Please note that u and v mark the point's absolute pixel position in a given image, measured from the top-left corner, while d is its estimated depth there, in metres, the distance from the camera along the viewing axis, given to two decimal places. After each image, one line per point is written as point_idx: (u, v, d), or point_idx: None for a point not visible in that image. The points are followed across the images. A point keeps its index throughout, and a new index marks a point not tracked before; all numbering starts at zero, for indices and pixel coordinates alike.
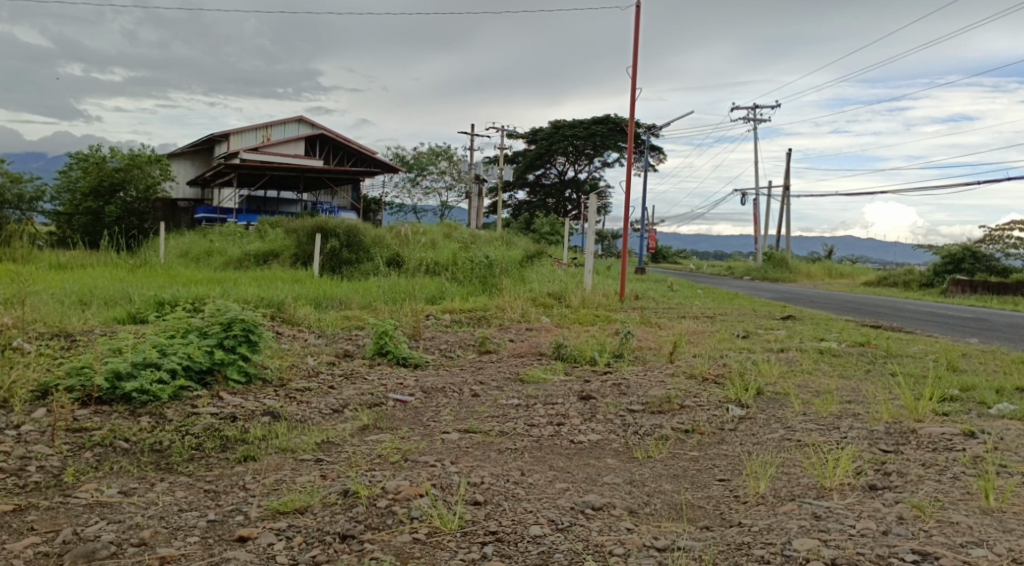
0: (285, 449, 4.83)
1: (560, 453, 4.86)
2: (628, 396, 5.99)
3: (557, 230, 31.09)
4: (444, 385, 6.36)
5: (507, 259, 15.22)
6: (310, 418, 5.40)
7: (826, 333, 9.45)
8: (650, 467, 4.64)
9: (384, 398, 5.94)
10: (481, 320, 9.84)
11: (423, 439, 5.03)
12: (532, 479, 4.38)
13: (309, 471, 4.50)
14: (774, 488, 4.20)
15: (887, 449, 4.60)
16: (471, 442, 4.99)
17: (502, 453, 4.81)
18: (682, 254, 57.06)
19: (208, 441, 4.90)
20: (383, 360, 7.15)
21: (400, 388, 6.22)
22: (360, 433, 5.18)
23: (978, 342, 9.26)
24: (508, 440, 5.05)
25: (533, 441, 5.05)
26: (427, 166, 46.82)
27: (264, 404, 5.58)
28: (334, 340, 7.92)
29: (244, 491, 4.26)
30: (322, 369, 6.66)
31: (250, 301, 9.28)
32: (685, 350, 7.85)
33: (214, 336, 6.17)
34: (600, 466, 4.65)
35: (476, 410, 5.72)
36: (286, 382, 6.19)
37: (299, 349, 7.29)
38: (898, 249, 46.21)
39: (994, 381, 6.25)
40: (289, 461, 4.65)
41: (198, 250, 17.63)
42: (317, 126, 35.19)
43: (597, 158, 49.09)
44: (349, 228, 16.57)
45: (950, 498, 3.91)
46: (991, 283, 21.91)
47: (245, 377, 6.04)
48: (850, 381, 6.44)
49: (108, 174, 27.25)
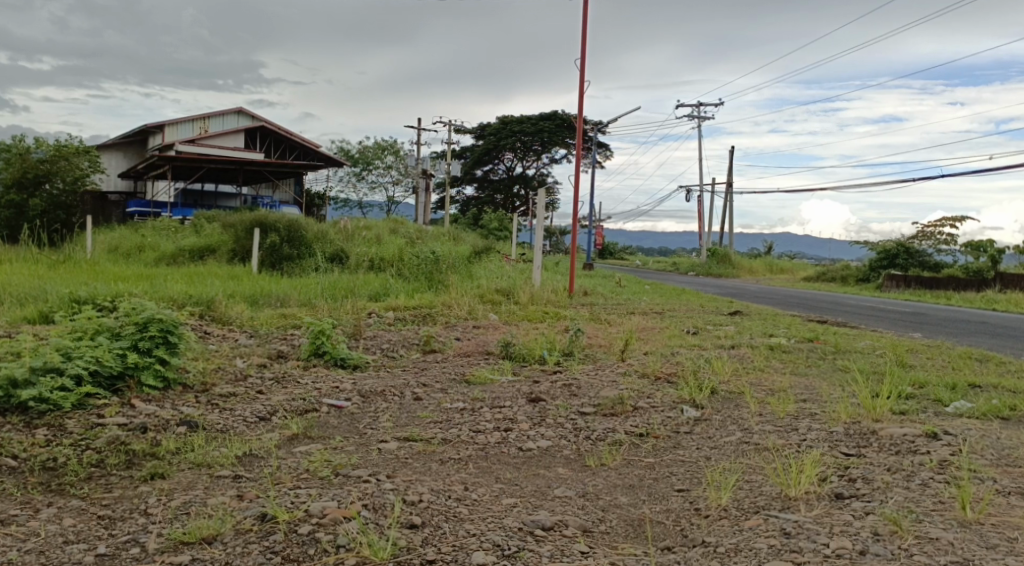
0: (200, 464, 4.54)
1: (507, 462, 4.67)
2: (578, 397, 5.82)
3: (505, 225, 30.91)
4: (385, 388, 6.11)
5: (454, 255, 14.97)
6: (232, 428, 5.12)
7: (775, 329, 9.45)
8: (602, 478, 4.47)
9: (317, 403, 5.67)
10: (427, 318, 9.59)
11: (357, 449, 4.79)
12: (477, 495, 4.18)
13: (227, 490, 4.22)
14: (735, 500, 4.06)
15: (849, 453, 4.51)
16: (411, 452, 4.77)
17: (444, 464, 4.60)
18: (629, 251, 57.62)
19: (110, 456, 4.60)
20: (320, 361, 6.87)
21: (337, 393, 5.95)
22: (288, 445, 4.90)
23: (922, 337, 9.38)
24: (450, 449, 4.84)
25: (478, 450, 4.84)
26: (373, 161, 46.25)
27: (180, 413, 5.27)
28: (268, 341, 7.59)
29: (145, 517, 3.96)
30: (251, 373, 6.35)
31: (178, 299, 8.89)
32: (636, 348, 7.74)
33: (128, 337, 5.83)
34: (550, 477, 4.47)
35: (418, 415, 5.49)
36: (208, 387, 5.88)
37: (228, 351, 6.97)
38: (836, 245, 47.36)
39: (947, 377, 6.25)
40: (204, 478, 4.37)
41: (130, 245, 16.98)
42: (257, 119, 34.44)
43: (545, 154, 49.14)
44: (290, 221, 16.11)
45: (923, 508, 3.82)
46: (924, 278, 22.47)
47: (162, 382, 5.71)
48: (804, 378, 6.38)
49: (32, 166, 26.25)
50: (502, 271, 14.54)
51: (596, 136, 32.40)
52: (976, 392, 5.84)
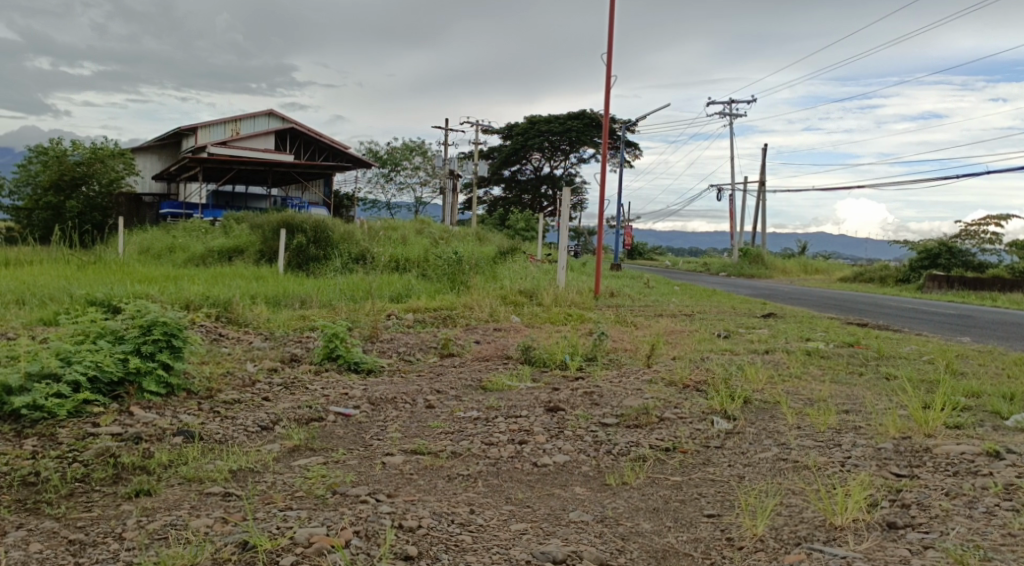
0: (191, 479, 4.41)
1: (520, 480, 4.48)
2: (600, 407, 5.61)
3: (533, 225, 30.71)
4: (396, 395, 5.95)
5: (478, 256, 14.80)
6: (231, 438, 5.00)
7: (812, 332, 9.14)
8: (622, 499, 4.26)
9: (324, 412, 5.52)
10: (447, 320, 9.43)
11: (361, 464, 4.64)
12: (483, 519, 3.99)
13: (213, 510, 4.05)
14: (773, 530, 3.83)
15: (900, 474, 4.26)
16: (417, 468, 4.60)
17: (452, 481, 4.43)
18: (657, 250, 57.25)
19: (98, 470, 4.49)
20: (333, 365, 6.73)
21: (345, 400, 5.80)
22: (288, 457, 4.76)
23: (970, 341, 8.99)
24: (458, 463, 4.67)
25: (489, 465, 4.67)
26: (401, 161, 46.32)
27: (179, 422, 5.17)
28: (282, 343, 7.48)
29: (118, 542, 3.78)
30: (259, 378, 6.24)
31: (196, 301, 8.83)
32: (664, 352, 7.51)
33: (131, 341, 5.73)
34: (565, 498, 4.28)
35: (428, 425, 5.32)
36: (212, 393, 5.77)
37: (240, 354, 6.89)
38: (872, 246, 46.64)
39: (1001, 386, 5.95)
40: (192, 495, 4.22)
41: (160, 246, 17.08)
42: (287, 121, 34.61)
43: (573, 154, 48.89)
44: (316, 222, 16.07)
45: (990, 542, 3.55)
46: (968, 279, 21.87)
47: (165, 388, 5.62)
48: (845, 387, 6.11)
49: (68, 169, 26.70)
50: (527, 272, 14.34)
51: (626, 135, 32.02)
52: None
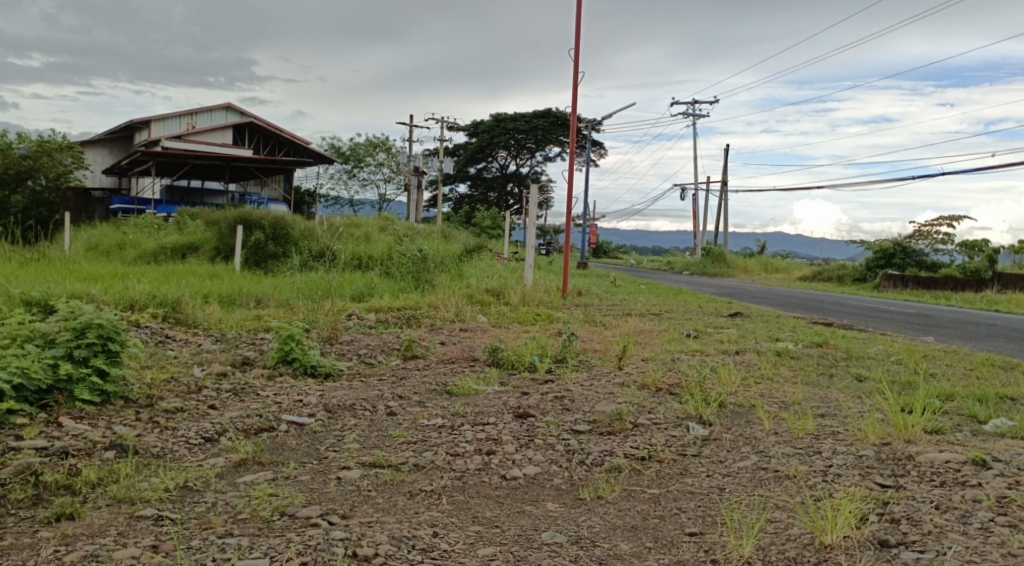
0: (121, 500, 4.18)
1: (488, 496, 4.32)
2: (571, 413, 5.46)
3: (498, 223, 30.57)
4: (355, 401, 5.75)
5: (444, 254, 14.62)
6: (170, 452, 4.77)
7: (779, 332, 9.11)
8: (597, 516, 4.11)
9: (276, 421, 5.31)
10: (410, 320, 9.23)
11: (317, 480, 4.45)
12: (448, 544, 3.80)
13: (143, 538, 3.81)
14: (760, 550, 3.68)
15: (885, 484, 4.18)
16: (375, 483, 4.41)
17: (414, 499, 4.25)
18: (622, 250, 57.48)
19: (17, 490, 4.24)
20: (288, 369, 6.51)
21: (300, 408, 5.58)
22: (234, 473, 4.55)
23: (935, 342, 9.02)
24: (421, 478, 4.49)
25: (455, 479, 4.49)
26: (364, 158, 45.85)
27: (112, 434, 4.93)
28: (234, 346, 7.23)
29: None
30: (206, 384, 6.00)
31: (142, 300, 8.53)
32: (634, 353, 7.40)
33: (63, 345, 5.47)
34: (536, 516, 4.12)
35: (389, 434, 5.13)
36: (152, 401, 5.53)
37: (187, 357, 6.65)
38: (827, 247, 47.58)
39: (973, 388, 5.96)
40: (122, 519, 3.98)
41: (110, 243, 16.62)
42: (246, 115, 34.03)
43: (538, 152, 48.86)
44: (276, 218, 15.73)
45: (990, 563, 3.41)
46: (921, 278, 22.22)
47: (99, 396, 5.37)
48: (819, 389, 6.05)
49: (13, 163, 25.94)
50: (492, 271, 14.18)
51: (591, 134, 32.01)
52: (1010, 406, 5.54)
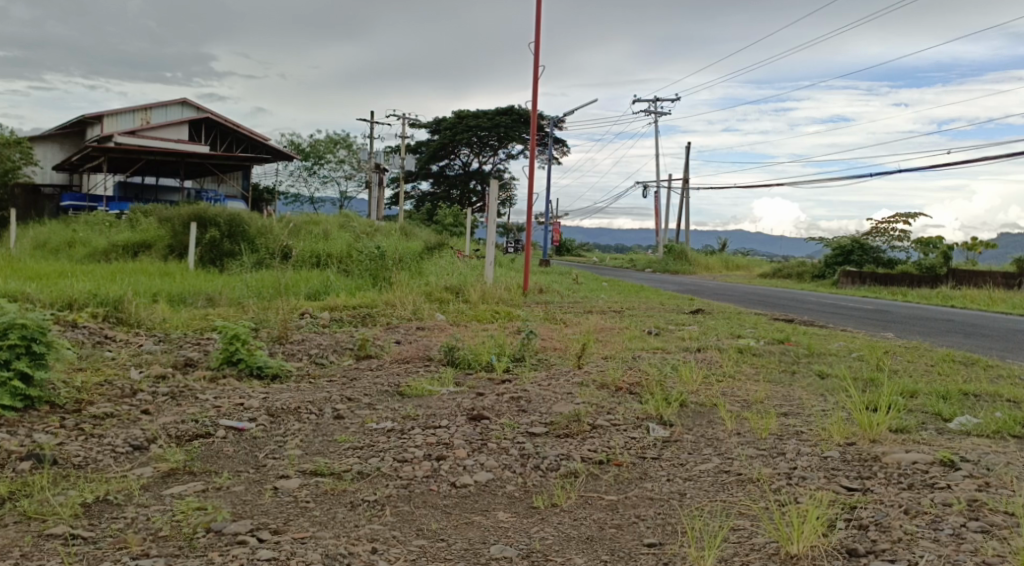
0: (30, 516, 3.98)
1: (435, 506, 4.17)
2: (528, 414, 5.35)
3: (460, 220, 30.38)
4: (300, 404, 5.57)
5: (403, 252, 14.42)
6: (93, 462, 4.57)
7: (741, 329, 9.08)
8: (551, 527, 3.98)
9: (213, 426, 5.12)
10: (366, 319, 9.04)
11: (253, 492, 4.27)
12: (388, 561, 3.65)
13: (49, 560, 3.62)
14: (721, 562, 3.58)
15: (852, 488, 4.12)
16: (315, 494, 4.25)
17: (356, 510, 4.10)
18: (586, 249, 57.62)
19: None
20: (232, 370, 6.31)
21: (240, 412, 5.39)
22: (160, 484, 4.36)
23: (896, 337, 9.05)
24: (364, 487, 4.34)
25: (401, 488, 4.34)
26: (324, 154, 45.32)
27: (31, 443, 4.71)
28: (178, 346, 7.00)
29: None
30: (142, 387, 5.80)
31: (83, 299, 8.25)
32: (594, 352, 7.30)
33: None
34: (486, 527, 3.98)
35: (335, 439, 4.97)
36: (80, 407, 5.32)
37: (126, 359, 6.45)
38: (787, 245, 48.19)
39: (935, 385, 5.96)
40: (28, 538, 3.78)
41: (57, 241, 16.17)
42: (202, 110, 33.43)
43: (501, 149, 48.71)
44: (232, 215, 15.39)
45: None
46: (879, 274, 22.52)
47: (22, 401, 5.16)
48: (781, 387, 6.00)
49: None
50: (453, 268, 14.02)
51: (553, 131, 31.94)
52: (973, 403, 5.55)
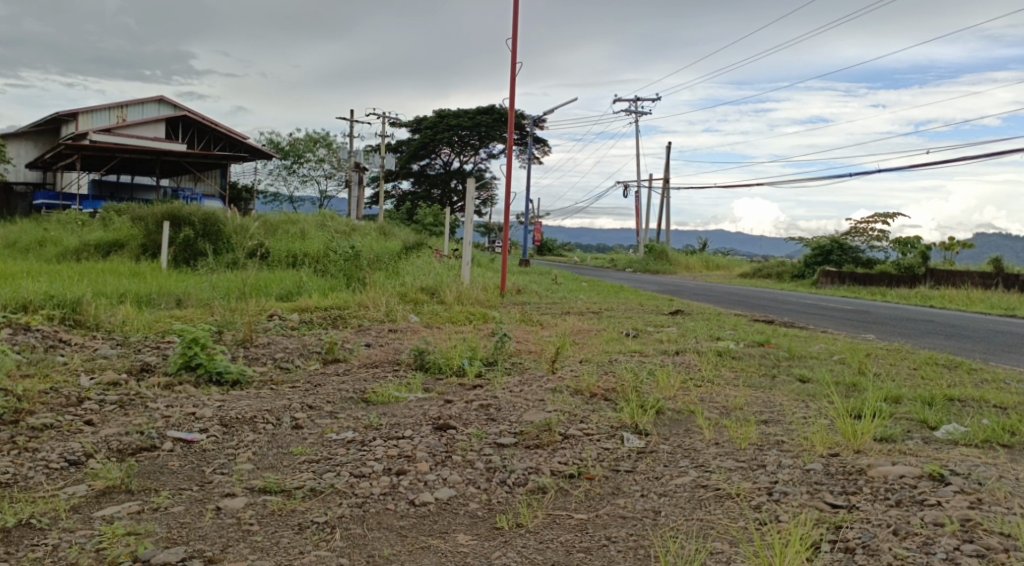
0: None
1: (391, 528, 4.03)
2: (497, 423, 5.21)
3: (440, 220, 30.21)
4: (256, 413, 5.40)
5: (380, 252, 14.24)
6: (24, 481, 4.39)
7: (720, 330, 9.01)
8: (513, 551, 3.84)
9: (160, 439, 4.94)
10: (337, 320, 8.88)
11: (195, 513, 4.10)
12: None
13: None
14: None
15: (836, 505, 4.02)
16: (261, 514, 4.10)
17: (303, 534, 3.94)
18: (568, 249, 57.59)
19: None
20: (191, 375, 6.13)
21: (190, 422, 5.21)
22: (93, 504, 4.19)
23: (876, 339, 8.98)
24: (315, 506, 4.19)
25: (356, 507, 4.19)
26: (304, 153, 44.96)
27: None
28: (136, 350, 6.80)
29: None
30: (90, 395, 5.61)
31: (42, 300, 8.03)
32: (570, 355, 7.17)
33: None
34: (443, 552, 3.84)
35: (292, 452, 4.82)
36: (19, 418, 5.13)
37: (79, 365, 6.25)
38: (767, 244, 48.43)
39: (918, 390, 5.88)
40: None
41: (26, 239, 15.86)
42: (179, 108, 33.05)
43: (482, 149, 48.56)
44: (205, 215, 15.14)
45: None
46: (858, 274, 22.58)
47: None
48: (761, 392, 5.89)
49: None
50: (430, 268, 13.84)
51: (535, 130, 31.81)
52: (958, 409, 5.47)
